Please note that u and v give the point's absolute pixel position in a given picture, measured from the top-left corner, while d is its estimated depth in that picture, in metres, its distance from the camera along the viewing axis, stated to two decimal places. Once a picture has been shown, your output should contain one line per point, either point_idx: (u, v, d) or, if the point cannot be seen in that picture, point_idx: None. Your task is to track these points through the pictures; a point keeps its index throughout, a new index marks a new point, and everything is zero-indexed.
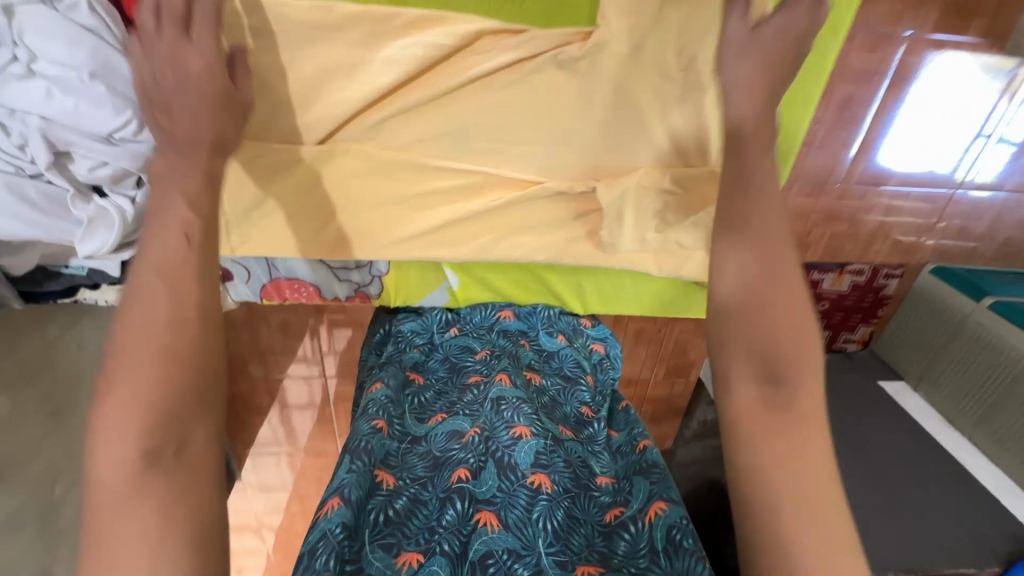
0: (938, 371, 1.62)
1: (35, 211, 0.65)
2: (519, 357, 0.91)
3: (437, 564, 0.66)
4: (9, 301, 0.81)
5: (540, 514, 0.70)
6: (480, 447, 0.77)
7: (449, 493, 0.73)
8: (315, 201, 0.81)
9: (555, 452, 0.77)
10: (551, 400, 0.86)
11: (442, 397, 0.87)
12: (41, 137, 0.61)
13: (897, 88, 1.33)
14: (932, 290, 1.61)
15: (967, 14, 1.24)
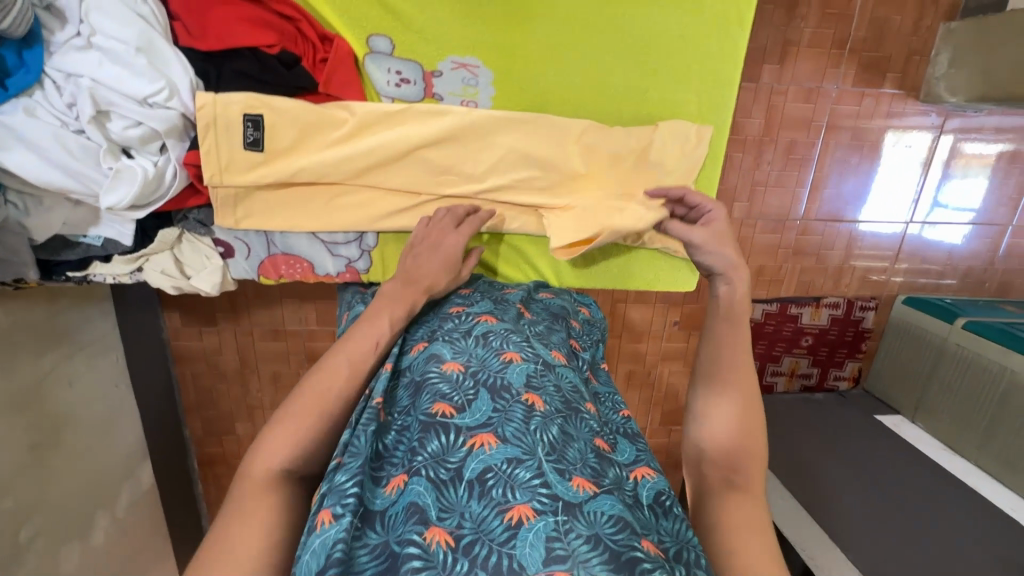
0: (931, 398, 1.64)
1: (68, 163, 0.75)
2: (506, 299, 0.93)
3: (421, 484, 0.62)
4: (25, 271, 0.86)
5: (538, 426, 0.67)
6: (466, 382, 0.73)
7: (432, 422, 0.67)
8: (311, 156, 0.89)
9: (546, 376, 0.76)
10: (542, 329, 0.87)
11: (424, 325, 0.85)
12: (88, 95, 0.74)
13: (833, 133, 1.54)
14: (911, 318, 1.70)
15: (878, 71, 1.49)
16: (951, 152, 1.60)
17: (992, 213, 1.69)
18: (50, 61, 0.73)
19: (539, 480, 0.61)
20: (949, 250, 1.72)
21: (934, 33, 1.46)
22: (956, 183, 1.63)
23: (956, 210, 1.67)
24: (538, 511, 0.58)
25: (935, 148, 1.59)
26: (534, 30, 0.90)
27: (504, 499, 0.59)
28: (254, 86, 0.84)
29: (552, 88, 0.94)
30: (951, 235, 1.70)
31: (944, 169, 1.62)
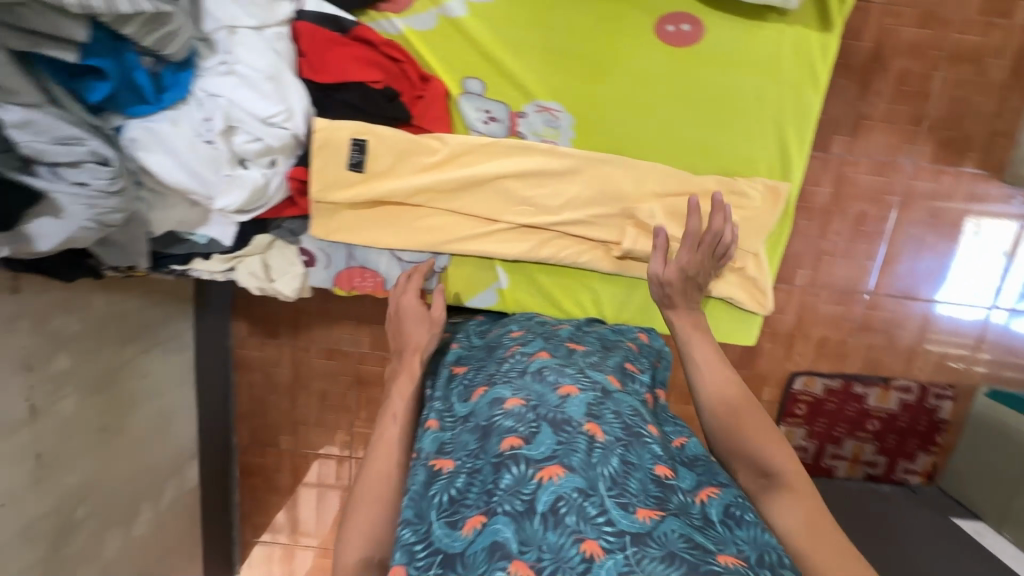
0: (1020, 507, 1.46)
1: (195, 166, 0.87)
2: (558, 337, 0.91)
3: (500, 521, 0.60)
4: (138, 260, 0.97)
5: (599, 458, 0.65)
6: (528, 415, 0.70)
7: (502, 459, 0.66)
8: (403, 178, 0.97)
9: (604, 404, 0.74)
10: (595, 359, 0.85)
11: (482, 371, 0.83)
12: (221, 112, 0.86)
13: (906, 209, 1.50)
14: (995, 414, 1.55)
15: (957, 149, 1.45)
16: None
17: None
18: (197, 83, 0.86)
19: (603, 517, 0.60)
20: None
21: (1019, 116, 1.42)
22: None
23: None
24: (607, 547, 0.57)
25: (1022, 238, 1.51)
26: (613, 81, 0.97)
27: (578, 529, 0.59)
28: (360, 116, 0.95)
29: (628, 137, 0.99)
30: None
31: None
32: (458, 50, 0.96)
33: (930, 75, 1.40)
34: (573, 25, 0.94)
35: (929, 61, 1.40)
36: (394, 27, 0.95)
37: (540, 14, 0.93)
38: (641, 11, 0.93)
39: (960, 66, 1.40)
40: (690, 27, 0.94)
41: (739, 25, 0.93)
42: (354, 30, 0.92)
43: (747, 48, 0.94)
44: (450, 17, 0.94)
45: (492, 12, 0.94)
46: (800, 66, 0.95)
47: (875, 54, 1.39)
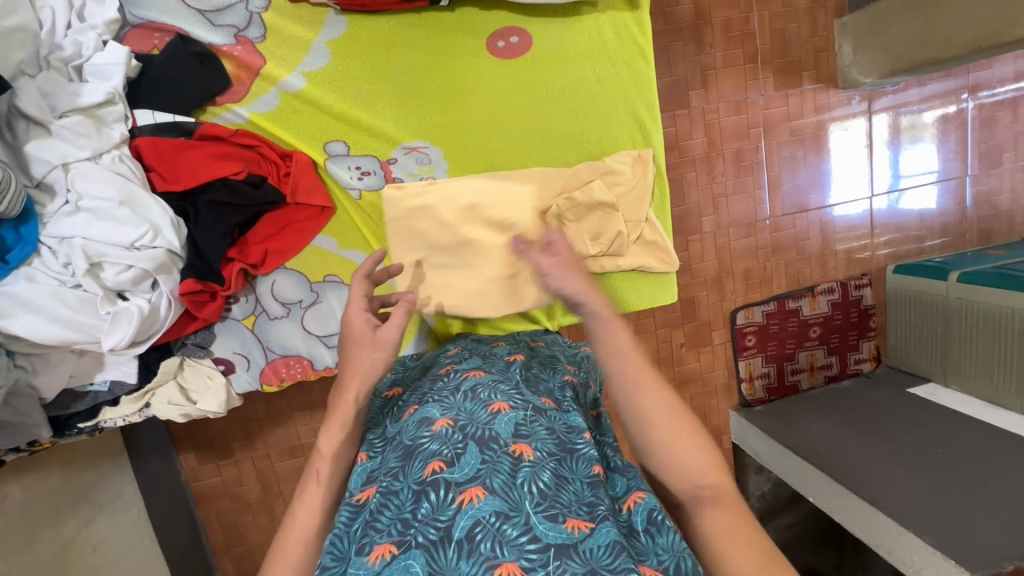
0: (956, 358, 1.58)
1: (70, 314, 0.82)
2: (492, 353, 0.92)
3: (412, 555, 0.58)
4: (39, 431, 0.90)
5: (525, 477, 0.63)
6: (455, 436, 0.68)
7: (422, 486, 0.63)
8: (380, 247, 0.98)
9: (536, 421, 0.71)
10: (531, 378, 0.84)
11: (416, 390, 0.81)
12: (80, 252, 0.81)
13: (772, 135, 1.65)
14: (909, 285, 1.71)
15: (794, 73, 1.62)
16: (889, 129, 1.70)
17: (947, 169, 1.76)
18: (44, 230, 0.82)
19: (526, 537, 0.58)
20: (920, 213, 1.77)
21: (831, 30, 1.61)
22: (905, 154, 1.72)
23: (915, 177, 1.74)
24: (527, 567, 0.55)
25: (871, 131, 1.69)
26: (466, 106, 1.00)
27: (493, 555, 0.56)
28: (232, 211, 0.92)
29: (497, 152, 1.03)
30: (921, 200, 1.77)
31: (888, 144, 1.71)
32: (311, 120, 0.97)
33: (748, 17, 1.56)
34: (411, 66, 0.97)
35: (743, 6, 1.56)
36: (239, 115, 0.94)
37: (378, 64, 0.96)
38: (469, 35, 0.98)
39: (768, 4, 1.57)
40: (518, 37, 0.99)
41: (561, 23, 1.00)
42: (199, 131, 0.91)
43: (574, 43, 1.01)
44: (291, 91, 0.95)
45: (331, 75, 0.95)
46: (626, 47, 1.03)
47: (697, 14, 1.54)
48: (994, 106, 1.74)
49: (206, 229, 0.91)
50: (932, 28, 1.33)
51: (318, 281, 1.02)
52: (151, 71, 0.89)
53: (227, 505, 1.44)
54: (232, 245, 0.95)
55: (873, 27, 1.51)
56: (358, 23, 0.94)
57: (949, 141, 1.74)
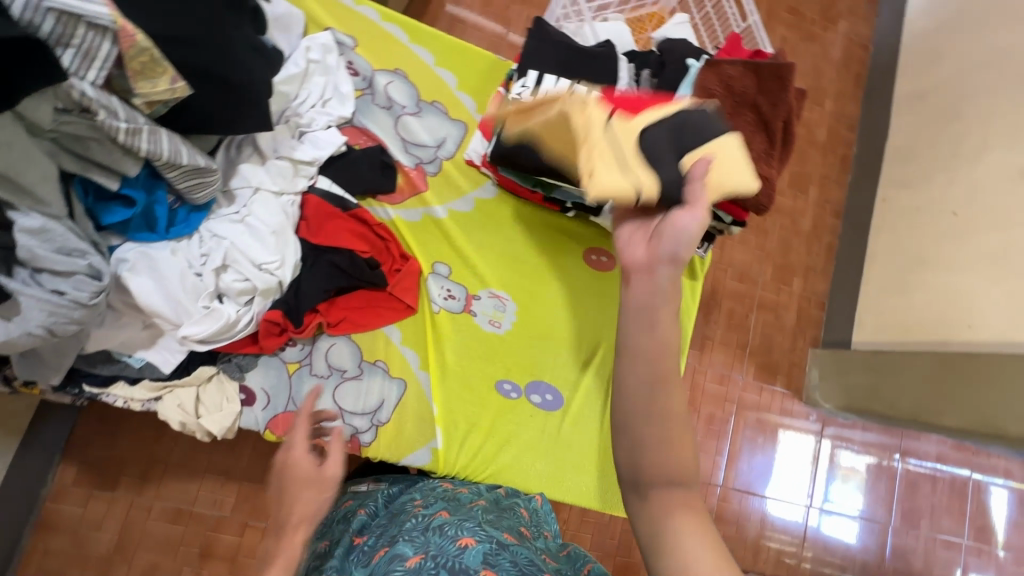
0: None
1: (178, 294, 0.91)
2: (456, 500, 0.96)
3: None
4: (53, 375, 0.90)
5: None
6: (426, 566, 0.69)
7: None
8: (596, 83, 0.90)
9: (501, 555, 0.73)
10: (490, 519, 0.89)
11: (384, 533, 0.84)
12: (222, 252, 0.95)
13: (742, 416, 1.91)
14: None
15: (770, 372, 1.95)
16: (832, 457, 1.93)
17: (871, 511, 1.91)
18: (206, 224, 0.96)
19: None
20: (845, 547, 1.88)
21: (805, 355, 1.97)
22: (839, 486, 1.90)
23: (844, 510, 1.89)
24: None
25: (818, 449, 1.93)
26: (549, 286, 1.24)
27: None
28: (341, 276, 1.08)
29: (554, 328, 1.23)
30: (845, 534, 1.89)
31: (828, 470, 1.92)
32: (433, 241, 1.19)
33: (748, 315, 1.95)
34: (525, 241, 1.24)
35: (746, 305, 1.95)
36: (387, 213, 1.17)
37: (502, 229, 1.23)
38: (575, 241, 1.27)
39: (764, 314, 1.97)
40: (607, 258, 1.27)
41: None
42: (354, 210, 1.12)
43: None
44: (434, 217, 1.19)
45: (467, 219, 1.21)
46: (677, 301, 1.30)
47: (712, 296, 1.92)
48: (919, 474, 1.96)
49: (313, 281, 1.06)
50: (885, 389, 1.66)
51: (369, 362, 1.12)
52: (346, 157, 1.13)
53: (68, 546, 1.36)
54: (324, 300, 1.08)
55: (836, 367, 1.86)
56: (503, 197, 1.24)
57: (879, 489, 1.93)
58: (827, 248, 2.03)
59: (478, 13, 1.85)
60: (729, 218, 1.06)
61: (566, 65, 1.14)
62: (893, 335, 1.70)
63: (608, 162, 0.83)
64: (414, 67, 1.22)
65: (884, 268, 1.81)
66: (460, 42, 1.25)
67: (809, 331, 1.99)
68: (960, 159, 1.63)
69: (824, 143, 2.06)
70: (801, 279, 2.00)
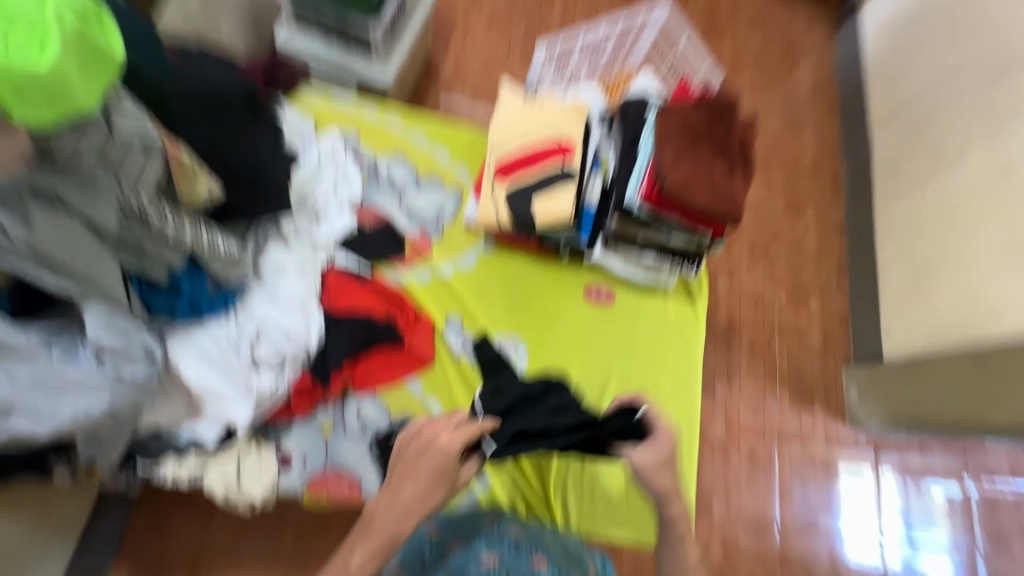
0: None
1: (210, 372, 1.03)
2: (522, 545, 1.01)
3: None
4: (111, 455, 1.00)
5: None
6: None
7: None
8: (511, 126, 1.29)
9: None
10: None
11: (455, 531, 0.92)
12: (256, 326, 1.07)
13: (784, 445, 1.82)
14: None
15: (807, 397, 1.88)
16: (890, 481, 1.80)
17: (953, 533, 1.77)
18: (241, 302, 1.08)
19: None
20: None
21: (839, 373, 1.91)
22: (906, 512, 1.78)
23: (924, 536, 1.76)
24: None
25: (877, 477, 1.81)
26: (556, 324, 1.32)
27: None
28: (361, 337, 1.18)
29: (567, 362, 1.29)
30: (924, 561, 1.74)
31: (888, 494, 1.79)
32: (442, 298, 1.29)
33: (770, 342, 1.92)
34: (530, 285, 1.34)
35: (766, 331, 1.93)
36: (399, 276, 1.29)
37: (504, 278, 1.33)
38: (575, 280, 1.36)
39: (788, 337, 1.94)
40: (608, 292, 1.36)
41: (639, 293, 1.36)
42: (368, 277, 1.24)
43: (644, 307, 1.36)
44: (441, 274, 1.31)
45: (472, 273, 1.32)
46: (684, 323, 1.36)
47: (728, 325, 1.92)
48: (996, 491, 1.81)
49: (339, 348, 1.16)
50: (929, 397, 1.59)
51: (396, 416, 1.18)
52: (359, 235, 1.28)
53: None
54: (348, 360, 1.17)
55: (877, 381, 1.78)
56: (503, 249, 1.35)
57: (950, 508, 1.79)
58: (839, 266, 2.05)
59: (469, 100, 2.07)
60: (709, 236, 1.18)
61: (538, 124, 1.27)
62: (925, 343, 1.67)
63: (491, 205, 1.26)
64: (413, 151, 1.40)
65: (902, 279, 1.81)
66: (446, 123, 1.43)
67: (838, 350, 1.95)
68: (947, 163, 1.69)
69: (812, 167, 2.14)
70: (818, 299, 1.99)
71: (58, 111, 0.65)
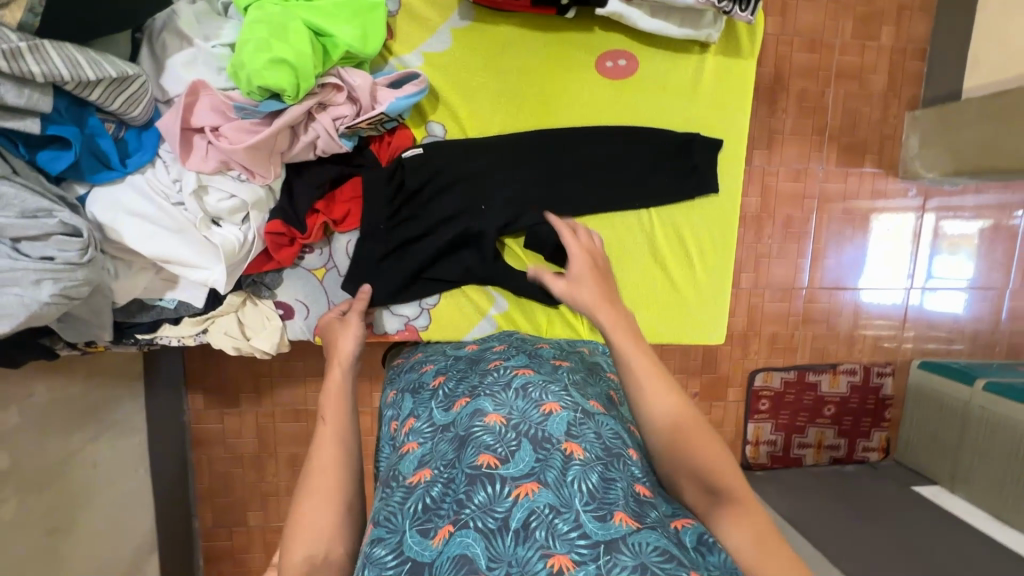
0: (967, 465, 1.51)
1: (160, 236, 0.86)
2: (541, 354, 0.90)
3: (470, 535, 0.59)
4: (100, 334, 0.92)
5: (575, 475, 0.63)
6: (508, 434, 0.69)
7: (477, 473, 0.64)
8: None
9: (585, 424, 0.71)
10: (579, 380, 0.83)
11: (464, 381, 0.84)
12: (193, 173, 0.86)
13: (825, 210, 1.61)
14: (932, 384, 1.62)
15: (857, 153, 1.59)
16: (936, 230, 1.65)
17: (985, 277, 1.70)
18: (161, 142, 0.87)
19: (576, 532, 0.58)
20: (953, 318, 1.70)
21: (901, 121, 1.59)
22: (944, 259, 1.67)
23: (950, 280, 1.68)
24: (578, 560, 0.55)
25: (921, 228, 1.65)
26: (563, 116, 1.07)
27: (546, 544, 0.57)
28: (329, 165, 0.97)
29: (581, 163, 1.08)
30: (951, 304, 1.70)
31: (933, 244, 1.66)
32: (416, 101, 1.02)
33: (823, 91, 1.55)
34: (525, 67, 1.03)
35: (821, 78, 1.54)
36: None
37: (492, 60, 1.02)
38: (583, 52, 1.04)
39: (845, 82, 1.56)
40: (625, 62, 1.05)
41: (667, 56, 1.06)
42: None
43: (674, 77, 1.07)
44: (408, 65, 1.00)
45: (449, 60, 1.01)
46: (724, 92, 1.09)
47: (775, 77, 1.52)
48: None
49: (307, 184, 0.96)
50: (1019, 130, 1.26)
51: None
52: None
53: (217, 456, 1.59)
54: (321, 198, 0.98)
55: (944, 126, 1.48)
56: (483, 21, 1.00)
57: (991, 252, 1.68)
58: None
59: None
60: None
61: None
62: None
63: None
64: None
65: None
66: None
67: (903, 90, 1.58)
68: None
69: None
70: (893, 26, 1.53)
71: (270, 73, 0.81)
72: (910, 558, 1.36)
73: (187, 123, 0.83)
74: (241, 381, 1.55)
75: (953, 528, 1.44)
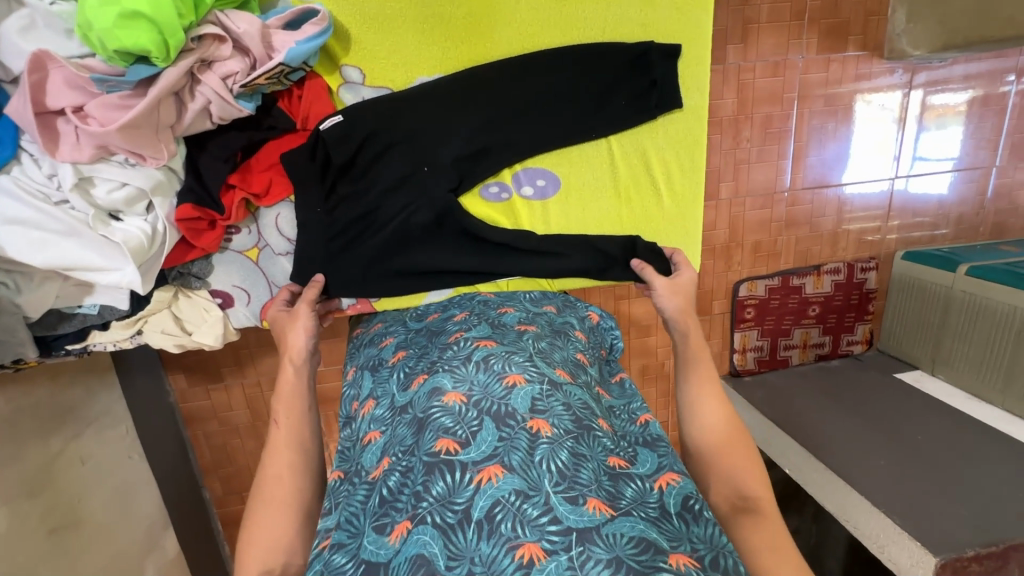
0: (948, 349, 1.51)
1: (49, 243, 0.75)
2: (505, 322, 0.84)
3: (427, 531, 0.55)
4: (24, 350, 0.84)
5: (543, 454, 0.59)
6: (469, 414, 0.64)
7: (436, 462, 0.60)
8: None
9: (553, 396, 0.67)
10: (546, 347, 0.78)
11: (423, 358, 0.78)
12: (68, 164, 0.74)
13: (806, 102, 1.48)
14: (914, 273, 1.59)
15: (839, 36, 1.43)
16: (923, 106, 1.53)
17: (972, 156, 1.60)
18: (20, 133, 0.74)
19: (548, 516, 0.54)
20: (938, 201, 1.63)
21: None
22: (931, 136, 1.56)
23: (935, 161, 1.59)
24: (550, 549, 0.52)
25: (907, 107, 1.52)
26: (497, 39, 0.92)
27: (513, 535, 0.53)
28: (232, 132, 0.84)
29: (524, 92, 0.95)
30: (935, 186, 1.62)
31: (919, 124, 1.55)
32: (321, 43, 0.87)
33: None
34: None
35: None
36: None
37: None
38: None
39: None
40: None
41: None
42: None
43: None
44: None
45: None
46: None
47: None
48: None
49: (212, 158, 0.83)
50: None
51: None
52: None
53: (214, 430, 1.53)
54: (233, 171, 0.86)
55: None
56: None
57: (980, 126, 1.57)
58: None
59: None
60: None
61: None
62: None
63: None
64: None
65: None
66: None
67: None
68: None
69: None
70: None
71: (127, 28, 0.66)
72: (894, 442, 1.38)
73: (42, 106, 0.71)
74: (219, 354, 1.47)
75: (939, 408, 1.46)
